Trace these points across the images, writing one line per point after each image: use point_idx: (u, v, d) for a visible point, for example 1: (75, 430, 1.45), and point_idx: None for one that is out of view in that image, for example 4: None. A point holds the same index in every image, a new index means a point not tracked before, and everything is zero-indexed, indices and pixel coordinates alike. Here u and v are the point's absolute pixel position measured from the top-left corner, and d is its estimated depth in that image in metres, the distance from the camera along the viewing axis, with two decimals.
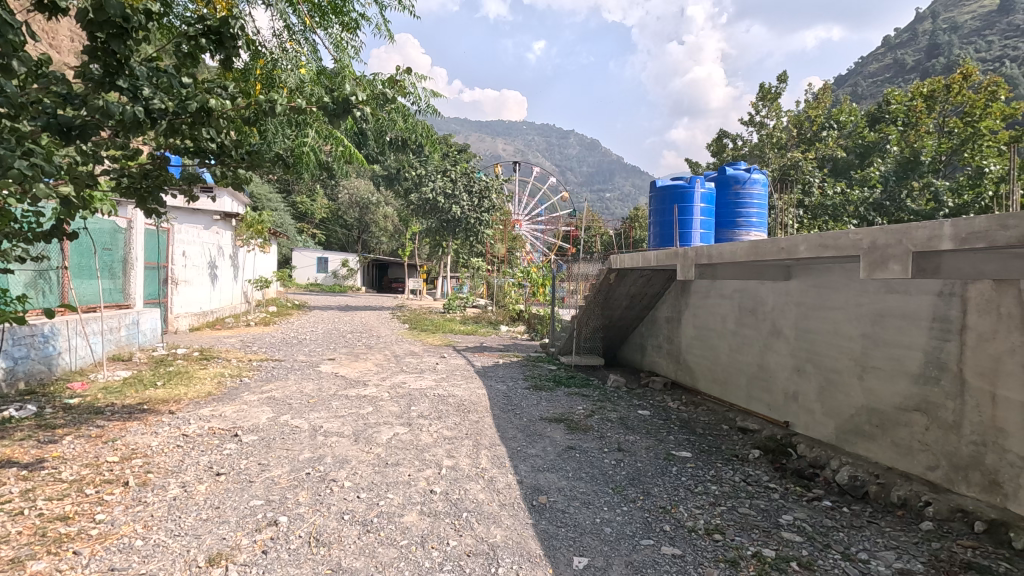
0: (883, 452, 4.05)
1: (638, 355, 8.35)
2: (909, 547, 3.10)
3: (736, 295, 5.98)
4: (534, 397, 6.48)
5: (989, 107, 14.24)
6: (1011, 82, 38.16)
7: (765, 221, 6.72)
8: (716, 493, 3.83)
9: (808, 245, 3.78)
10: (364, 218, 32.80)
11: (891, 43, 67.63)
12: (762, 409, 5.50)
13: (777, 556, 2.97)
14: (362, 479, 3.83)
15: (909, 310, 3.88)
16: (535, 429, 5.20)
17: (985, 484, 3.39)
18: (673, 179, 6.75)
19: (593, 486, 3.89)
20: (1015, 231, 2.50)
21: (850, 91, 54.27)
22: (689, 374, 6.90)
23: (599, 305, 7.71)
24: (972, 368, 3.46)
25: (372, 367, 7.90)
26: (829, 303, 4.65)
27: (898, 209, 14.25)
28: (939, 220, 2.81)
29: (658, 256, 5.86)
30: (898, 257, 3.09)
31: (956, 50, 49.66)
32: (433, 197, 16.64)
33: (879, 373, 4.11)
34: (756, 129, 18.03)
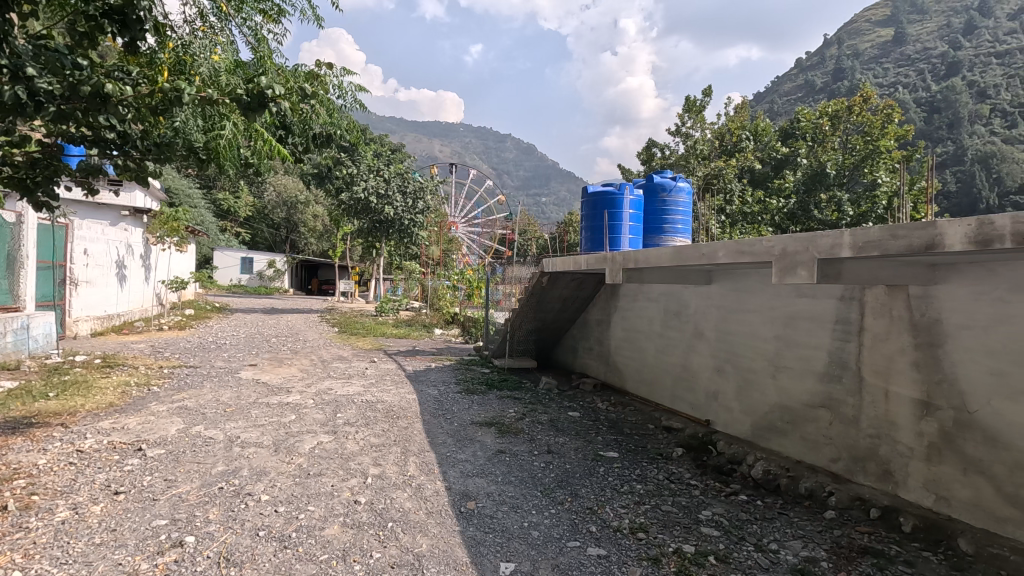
0: (793, 447, 4.33)
1: (570, 357, 8.48)
2: (814, 536, 3.29)
3: (663, 298, 6.18)
4: (466, 401, 6.42)
5: (884, 129, 15.49)
6: (902, 106, 42.32)
7: (689, 227, 7.03)
8: (641, 492, 3.92)
9: (726, 251, 3.98)
10: (291, 218, 31.41)
11: (802, 65, 72.87)
12: (685, 408, 5.73)
13: (696, 551, 3.08)
14: (282, 492, 3.63)
15: (817, 313, 4.16)
16: (466, 434, 5.14)
17: (879, 474, 3.67)
18: (603, 186, 6.92)
19: (522, 490, 3.89)
20: (905, 241, 2.73)
21: (766, 108, 57.96)
22: (618, 375, 7.08)
23: (532, 308, 7.77)
24: (870, 367, 3.74)
25: (297, 373, 7.53)
26: (746, 306, 4.91)
27: (808, 218, 15.75)
28: (841, 229, 3.03)
29: (588, 260, 5.99)
30: (805, 263, 3.30)
31: (858, 76, 54.32)
32: (365, 197, 16.07)
33: (790, 372, 4.37)
34: (681, 140, 18.78)
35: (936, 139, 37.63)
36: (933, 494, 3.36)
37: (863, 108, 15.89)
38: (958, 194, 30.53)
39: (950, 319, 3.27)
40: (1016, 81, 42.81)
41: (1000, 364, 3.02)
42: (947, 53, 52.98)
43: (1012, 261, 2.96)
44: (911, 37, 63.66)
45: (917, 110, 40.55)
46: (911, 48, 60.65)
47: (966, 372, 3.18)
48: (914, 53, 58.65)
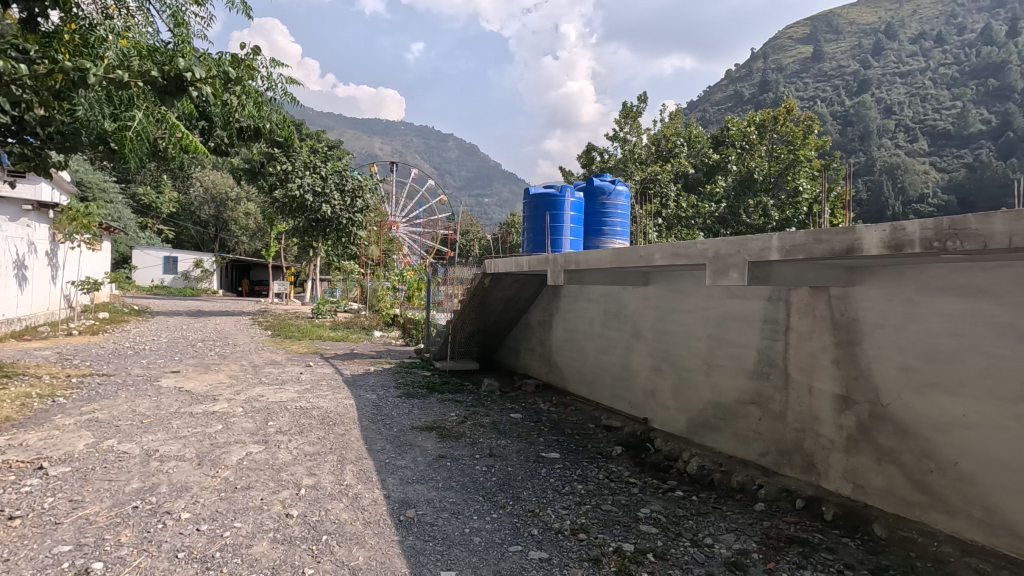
0: (726, 442, 4.50)
1: (512, 358, 8.47)
2: (746, 529, 3.41)
3: (602, 299, 6.28)
4: (406, 405, 6.27)
5: (806, 139, 16.55)
6: (820, 119, 45.30)
7: (628, 229, 7.20)
8: (582, 492, 3.95)
9: (663, 254, 4.08)
10: (221, 215, 29.77)
11: (732, 76, 76.61)
12: (624, 407, 5.84)
13: (635, 549, 3.12)
14: (205, 508, 3.39)
15: (747, 314, 4.34)
16: (406, 439, 5.01)
17: (804, 466, 3.87)
18: (545, 187, 6.95)
19: (463, 495, 3.82)
20: (827, 245, 2.89)
21: (699, 117, 60.52)
22: (560, 375, 7.13)
23: (473, 309, 7.71)
24: (795, 364, 3.93)
25: (225, 380, 7.09)
26: (681, 306, 5.06)
27: (737, 222, 16.60)
28: (769, 234, 3.18)
29: (530, 261, 6.00)
30: (737, 265, 3.43)
31: (781, 89, 57.72)
32: (300, 195, 15.44)
33: (723, 370, 4.54)
34: (619, 144, 19.23)
35: (850, 149, 40.53)
36: (851, 483, 3.57)
37: (786, 118, 16.84)
38: (869, 201, 33.06)
39: (866, 318, 3.49)
40: (917, 99, 46.88)
41: (910, 360, 3.24)
42: (859, 72, 57.28)
43: (919, 265, 3.19)
44: (829, 55, 68.32)
45: (833, 123, 43.55)
46: (828, 65, 65.11)
47: (880, 368, 3.40)
48: (831, 70, 63.02)
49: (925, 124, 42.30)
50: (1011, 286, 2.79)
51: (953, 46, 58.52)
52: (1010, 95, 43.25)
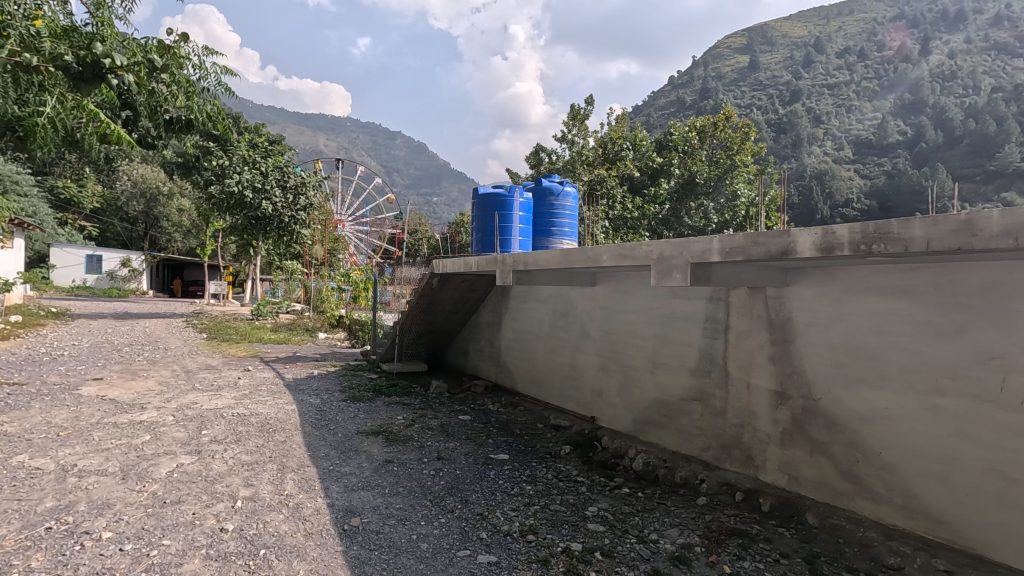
0: (669, 438, 4.62)
1: (461, 359, 8.40)
2: (689, 523, 3.51)
3: (551, 299, 6.32)
4: (351, 409, 6.09)
5: (743, 145, 17.39)
6: (756, 126, 47.46)
7: (575, 230, 7.30)
8: (531, 493, 3.95)
9: (609, 255, 4.14)
10: (150, 211, 28.07)
11: (675, 82, 79.19)
12: (572, 406, 5.90)
13: (583, 548, 3.15)
14: (130, 526, 3.16)
15: (689, 313, 4.47)
16: (351, 445, 4.86)
17: (742, 459, 4.02)
18: (494, 187, 6.93)
19: (410, 501, 3.74)
20: (764, 247, 3.01)
21: (644, 121, 62.22)
22: (509, 376, 7.13)
23: (421, 309, 7.60)
24: (734, 362, 4.08)
25: (154, 387, 6.67)
26: (627, 306, 5.16)
27: (680, 224, 17.19)
28: (710, 237, 3.28)
29: (479, 261, 5.97)
30: (680, 266, 3.52)
31: (720, 97, 60.14)
32: (238, 190, 14.75)
33: (667, 368, 4.65)
34: (567, 146, 19.46)
35: (783, 156, 42.71)
36: (786, 475, 3.73)
37: (725, 125, 17.62)
38: (800, 205, 34.94)
39: (799, 317, 3.66)
40: (842, 110, 49.98)
41: (838, 357, 3.43)
42: (791, 82, 60.49)
43: (847, 266, 3.37)
44: (764, 65, 71.76)
45: (768, 130, 45.75)
46: (763, 74, 68.37)
47: (812, 365, 3.57)
48: (765, 80, 66.22)
49: (849, 134, 45.16)
50: (928, 286, 2.99)
51: (874, 61, 62.69)
52: (922, 109, 46.85)
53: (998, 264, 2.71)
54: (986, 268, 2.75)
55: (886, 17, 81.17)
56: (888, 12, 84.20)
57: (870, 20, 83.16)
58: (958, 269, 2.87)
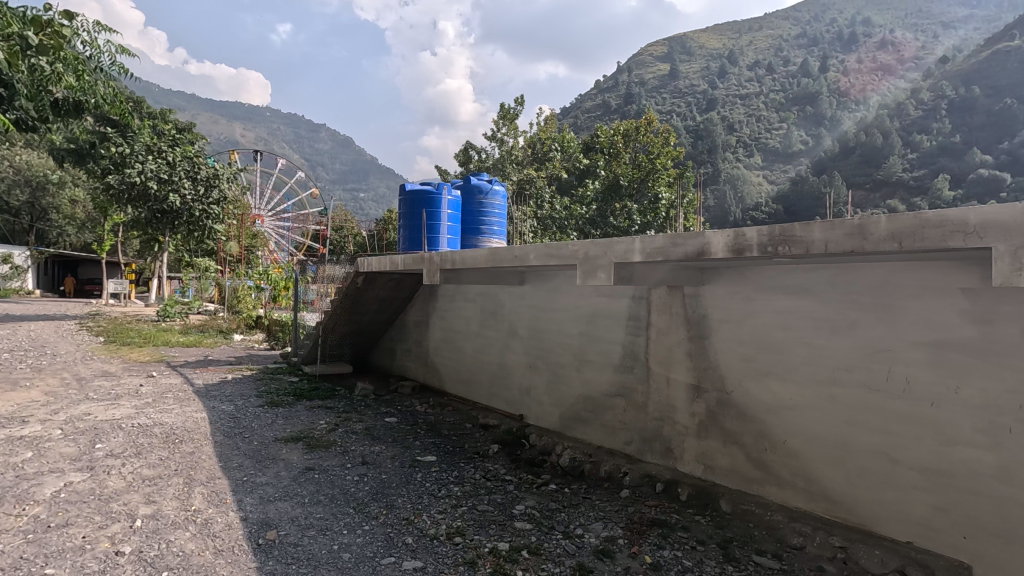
0: (594, 433, 4.73)
1: (387, 359, 8.19)
2: (613, 516, 3.60)
3: (480, 298, 6.28)
4: (268, 415, 5.77)
5: (664, 149, 17.93)
6: (676, 132, 49.83)
7: (504, 229, 7.32)
8: (458, 494, 3.91)
9: (536, 254, 4.18)
10: (36, 202, 25.31)
11: (601, 86, 81.58)
12: (500, 404, 5.91)
13: (510, 547, 3.15)
14: (5, 556, 2.81)
15: (613, 311, 4.58)
16: (269, 453, 4.61)
17: (662, 451, 4.18)
18: (422, 184, 6.81)
19: (332, 509, 3.59)
20: (682, 248, 3.14)
21: (572, 122, 63.55)
22: (436, 376, 7.04)
23: (346, 309, 7.35)
24: (655, 358, 4.23)
25: (39, 398, 6.00)
26: (554, 304, 5.22)
27: (606, 225, 17.62)
28: (632, 237, 3.39)
29: (405, 260, 5.85)
30: (604, 266, 3.61)
31: (643, 102, 62.62)
32: (141, 181, 13.59)
33: (592, 365, 4.76)
34: (497, 144, 19.48)
35: (700, 161, 45.13)
36: (702, 465, 3.92)
37: (647, 130, 18.27)
38: (715, 207, 37.05)
39: (714, 315, 3.85)
40: (752, 119, 53.52)
41: (748, 352, 3.64)
42: (707, 92, 64.02)
43: (756, 266, 3.59)
44: (682, 74, 75.48)
45: (686, 136, 48.13)
46: (683, 83, 71.89)
47: (725, 360, 3.77)
48: (684, 89, 69.67)
49: (759, 142, 48.45)
50: (827, 285, 3.23)
51: (780, 75, 67.59)
52: (821, 122, 51.06)
53: (883, 264, 2.98)
54: (875, 269, 3.01)
55: (791, 36, 87.75)
56: (792, 31, 91.12)
57: (777, 37, 89.52)
58: (851, 269, 3.12)
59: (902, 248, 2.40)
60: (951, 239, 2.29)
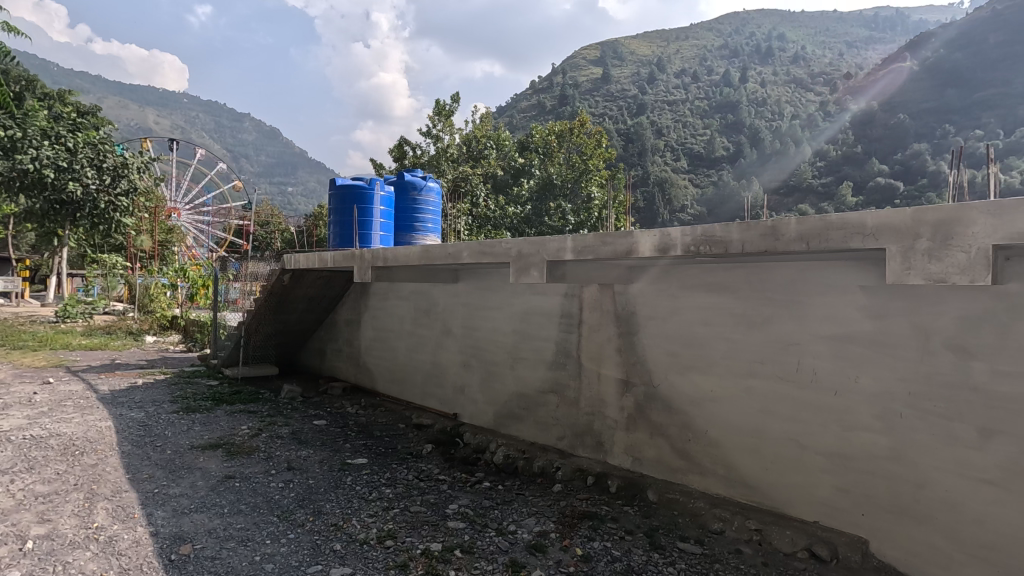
0: (528, 430, 4.77)
1: (316, 360, 7.88)
2: (545, 510, 3.65)
3: (413, 296, 6.16)
4: (184, 422, 5.40)
5: (596, 150, 18.57)
6: (609, 134, 51.16)
7: (439, 226, 7.22)
8: (389, 496, 3.83)
9: (470, 252, 4.16)
10: None
11: (536, 87, 82.40)
12: (434, 404, 5.84)
13: (443, 548, 3.12)
14: None
15: (546, 309, 4.63)
16: (184, 462, 4.31)
17: (594, 445, 4.28)
18: (353, 178, 6.61)
19: (254, 519, 3.41)
20: (611, 247, 3.24)
21: (507, 121, 63.77)
22: (368, 376, 6.86)
23: (271, 308, 7.01)
24: (587, 354, 4.33)
25: None
26: (488, 302, 5.21)
27: (540, 223, 17.81)
28: (565, 235, 3.48)
29: (335, 257, 5.65)
30: (537, 264, 3.69)
31: (577, 104, 63.88)
32: (35, 169, 12.25)
33: (526, 362, 4.80)
34: (432, 141, 19.15)
35: (631, 163, 46.57)
36: (630, 457, 4.05)
37: (580, 131, 18.63)
38: (645, 209, 38.31)
39: (641, 311, 3.98)
40: (679, 125, 55.85)
41: (674, 347, 3.79)
42: (637, 97, 66.14)
43: (680, 264, 3.74)
44: (615, 78, 77.54)
45: (618, 138, 49.52)
46: (615, 87, 73.94)
47: (652, 355, 3.91)
48: (616, 93, 71.66)
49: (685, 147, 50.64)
50: (743, 283, 3.42)
51: (705, 84, 70.94)
52: (741, 130, 54.04)
53: (794, 263, 3.19)
54: (786, 267, 3.22)
55: (714, 46, 92.34)
56: (715, 41, 95.91)
57: (702, 47, 93.88)
58: (766, 268, 3.32)
59: (809, 248, 2.58)
60: (852, 240, 2.49)
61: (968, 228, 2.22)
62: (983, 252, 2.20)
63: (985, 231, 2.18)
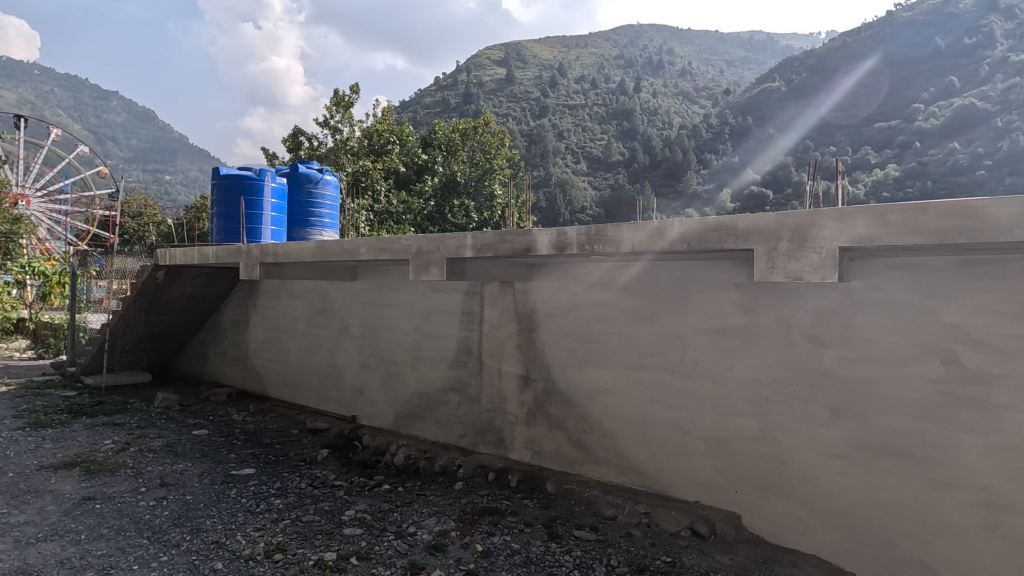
0: (429, 429, 4.71)
1: (196, 365, 7.23)
2: (446, 509, 3.62)
3: (307, 294, 5.85)
4: (31, 439, 4.72)
5: (498, 150, 18.92)
6: (512, 135, 51.85)
7: (337, 221, 6.92)
8: (279, 506, 3.61)
9: (367, 248, 4.03)
10: None
11: (440, 83, 81.48)
12: (331, 407, 5.59)
13: (337, 557, 3.00)
14: None
15: (447, 306, 4.60)
16: (30, 486, 3.77)
17: (495, 442, 4.32)
18: (240, 168, 6.16)
19: (118, 543, 3.06)
20: (510, 245, 3.30)
21: (410, 116, 62.47)
22: (257, 381, 6.41)
23: (142, 308, 6.33)
24: (487, 351, 4.35)
25: None
26: (388, 300, 5.07)
27: (444, 221, 17.56)
28: (465, 233, 3.50)
29: (219, 252, 5.24)
30: (436, 262, 3.69)
31: (481, 103, 64.07)
32: None
33: (427, 361, 4.73)
34: (330, 132, 18.26)
35: (534, 164, 47.50)
36: (530, 451, 4.14)
37: (484, 130, 18.98)
38: (546, 209, 39.18)
39: (540, 308, 4.08)
40: (579, 129, 57.95)
41: (571, 342, 3.92)
42: (539, 100, 67.69)
43: (577, 263, 3.87)
44: (518, 80, 78.67)
45: (521, 139, 50.34)
46: (518, 88, 75.07)
47: (550, 350, 4.02)
48: (519, 94, 72.87)
49: (585, 150, 52.58)
50: (634, 280, 3.62)
51: (602, 91, 74.18)
52: (635, 137, 57.12)
53: (680, 262, 3.43)
54: (672, 266, 3.45)
55: (611, 56, 96.74)
56: (611, 51, 100.62)
57: (599, 56, 97.98)
58: (654, 266, 3.53)
59: (691, 248, 2.78)
60: (726, 241, 2.72)
61: (819, 232, 2.50)
62: (831, 252, 2.48)
63: (832, 234, 2.47)
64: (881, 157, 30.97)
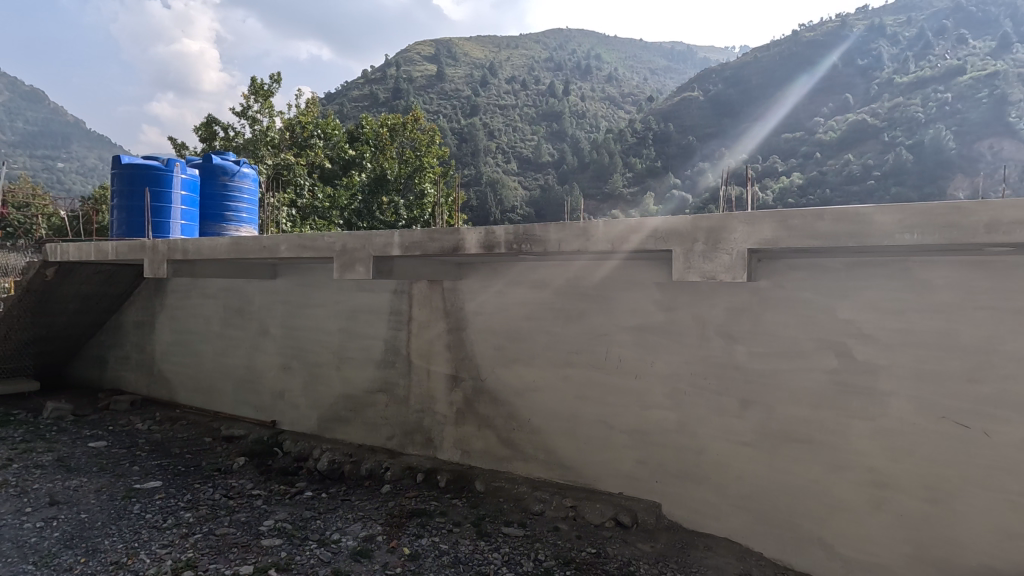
0: (356, 432, 4.58)
1: (94, 370, 6.62)
2: (371, 514, 3.54)
3: (222, 294, 5.51)
4: None
5: (429, 147, 18.59)
6: (443, 132, 51.31)
7: (256, 216, 6.54)
8: (190, 520, 3.38)
9: (288, 245, 3.86)
10: None
11: (369, 76, 79.22)
12: (248, 412, 5.29)
13: (254, 570, 2.85)
14: None
15: (375, 305, 4.48)
16: None
17: (423, 442, 4.26)
18: (144, 158, 5.70)
19: None
20: (438, 243, 3.27)
21: (336, 109, 60.25)
22: (165, 387, 5.95)
23: (28, 310, 5.71)
24: (416, 351, 4.29)
25: None
26: (310, 300, 4.87)
27: (371, 218, 17.08)
28: (391, 231, 3.43)
29: (119, 248, 4.82)
30: (362, 260, 3.59)
31: (411, 99, 62.87)
32: None
33: (353, 362, 4.59)
34: (248, 123, 17.28)
35: (465, 162, 47.24)
36: (460, 450, 4.12)
37: (414, 126, 18.53)
38: (477, 207, 39.05)
39: (469, 307, 4.06)
40: (510, 129, 58.27)
41: (500, 341, 3.94)
42: (470, 98, 67.40)
43: (506, 262, 3.88)
44: (448, 77, 77.96)
45: (451, 137, 49.93)
46: (449, 86, 74.40)
47: (479, 349, 4.02)
48: (450, 92, 72.20)
49: (515, 151, 52.96)
50: (562, 279, 3.69)
51: (532, 93, 74.97)
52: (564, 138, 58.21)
53: (605, 262, 3.53)
54: (597, 265, 3.55)
55: (541, 59, 97.96)
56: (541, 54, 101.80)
57: (530, 57, 98.96)
58: (581, 266, 3.61)
59: (614, 247, 2.87)
60: (647, 242, 2.83)
61: (731, 234, 2.65)
62: (741, 254, 2.64)
63: (742, 236, 2.63)
64: (787, 166, 33.38)
